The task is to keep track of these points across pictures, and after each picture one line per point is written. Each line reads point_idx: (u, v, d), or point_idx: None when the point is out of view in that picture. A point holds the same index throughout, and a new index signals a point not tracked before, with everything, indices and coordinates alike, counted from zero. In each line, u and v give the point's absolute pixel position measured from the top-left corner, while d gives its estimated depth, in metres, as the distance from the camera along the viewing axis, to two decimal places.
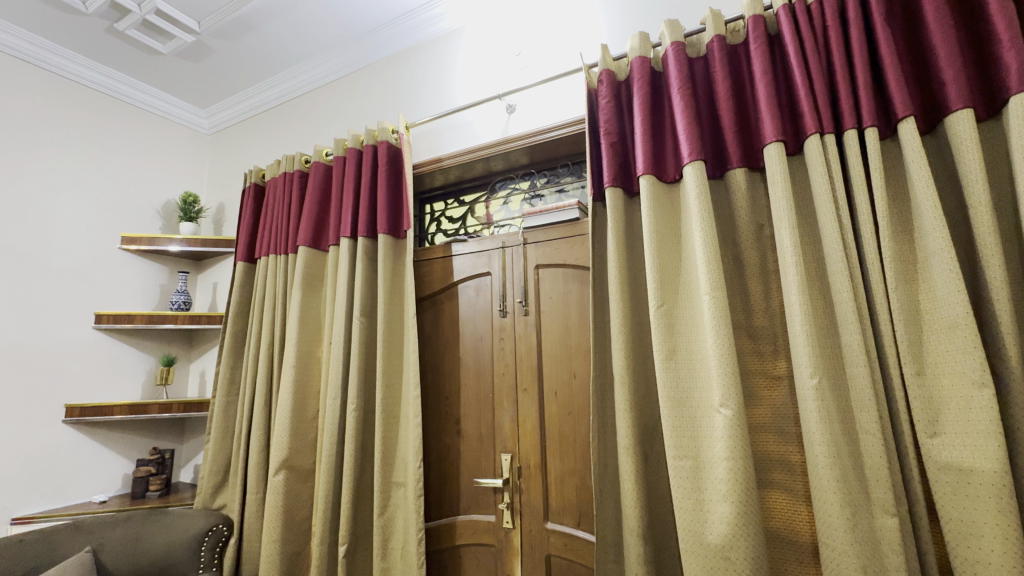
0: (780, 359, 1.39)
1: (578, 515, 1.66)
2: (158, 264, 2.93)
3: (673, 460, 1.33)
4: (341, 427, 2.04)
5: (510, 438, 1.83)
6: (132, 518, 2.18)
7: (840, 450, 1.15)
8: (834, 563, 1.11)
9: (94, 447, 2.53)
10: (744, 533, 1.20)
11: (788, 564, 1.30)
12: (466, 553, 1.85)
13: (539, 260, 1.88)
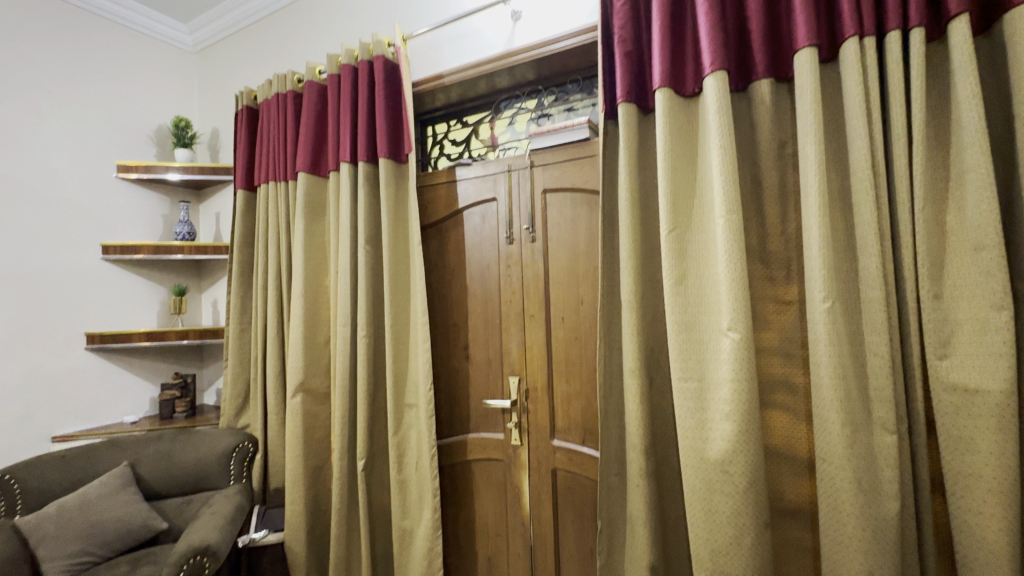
0: (792, 284, 1.37)
1: (583, 433, 1.73)
2: (157, 193, 2.87)
3: (678, 381, 1.35)
4: (352, 352, 2.10)
5: (517, 362, 1.87)
6: (163, 437, 2.32)
7: (846, 372, 1.16)
8: (829, 476, 1.16)
9: (119, 373, 2.65)
10: (744, 449, 1.24)
11: (783, 477, 1.36)
12: (477, 467, 1.96)
13: (546, 184, 1.81)
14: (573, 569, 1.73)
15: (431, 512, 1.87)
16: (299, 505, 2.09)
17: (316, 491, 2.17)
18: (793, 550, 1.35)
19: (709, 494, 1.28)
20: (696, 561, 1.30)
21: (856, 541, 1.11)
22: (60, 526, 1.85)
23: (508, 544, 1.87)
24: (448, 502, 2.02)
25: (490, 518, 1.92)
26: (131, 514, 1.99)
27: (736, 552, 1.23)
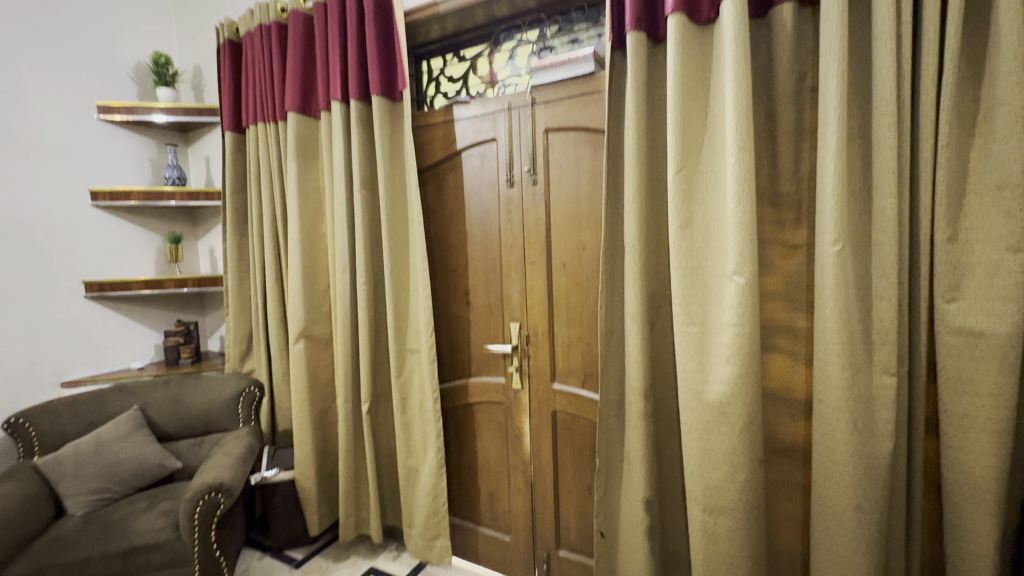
0: (801, 227, 1.33)
1: (583, 377, 1.75)
2: (143, 136, 2.75)
3: (679, 326, 1.35)
4: (352, 299, 2.09)
5: (518, 308, 1.86)
6: (171, 382, 2.35)
7: (851, 316, 1.14)
8: (825, 417, 1.18)
9: (121, 320, 2.66)
10: (743, 392, 1.25)
11: (779, 418, 1.39)
12: (478, 409, 2.01)
13: (548, 123, 1.73)
14: (572, 503, 1.81)
15: (435, 451, 1.93)
16: (307, 445, 2.16)
17: (323, 432, 2.24)
18: (784, 486, 1.40)
19: (706, 434, 1.31)
20: (691, 496, 1.35)
21: (847, 477, 1.15)
22: (77, 467, 1.93)
23: (510, 480, 1.95)
24: (451, 442, 2.08)
25: (492, 457, 1.99)
26: (145, 455, 2.06)
27: (729, 488, 1.28)
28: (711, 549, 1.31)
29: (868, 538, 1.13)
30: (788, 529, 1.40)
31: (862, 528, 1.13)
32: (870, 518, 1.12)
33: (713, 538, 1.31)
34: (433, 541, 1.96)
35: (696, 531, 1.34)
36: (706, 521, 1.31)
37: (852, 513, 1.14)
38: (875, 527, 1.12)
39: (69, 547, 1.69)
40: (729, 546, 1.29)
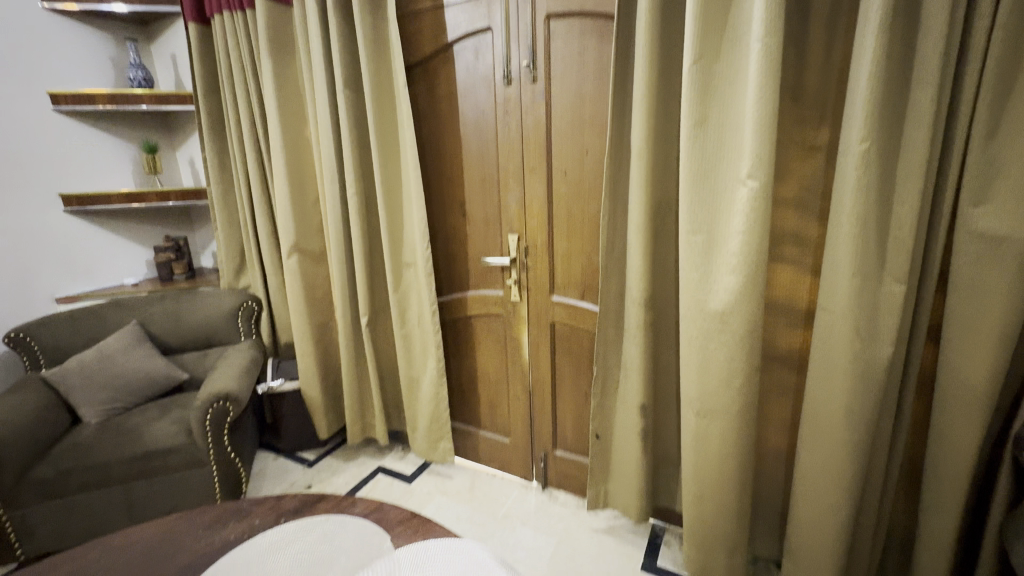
0: (824, 126, 1.22)
1: (582, 289, 1.73)
2: (98, 30, 2.47)
3: (685, 235, 1.29)
4: (344, 212, 2.01)
5: (516, 219, 1.79)
6: (167, 297, 2.33)
7: (869, 222, 1.09)
8: (827, 325, 1.17)
9: (107, 236, 2.58)
10: (747, 301, 1.23)
11: (778, 328, 1.38)
12: (477, 322, 2.02)
13: (550, 7, 1.53)
14: (569, 409, 1.88)
15: (435, 362, 1.97)
16: (309, 357, 2.20)
17: (325, 345, 2.27)
18: (777, 391, 1.44)
19: (705, 343, 1.31)
20: (686, 401, 1.39)
21: (842, 382, 1.16)
22: (85, 378, 1.97)
23: (509, 389, 2.01)
24: (451, 354, 2.11)
25: (491, 367, 2.03)
26: (151, 367, 2.10)
27: (724, 394, 1.31)
28: (702, 448, 1.38)
29: (855, 437, 1.17)
30: (776, 430, 1.47)
31: (850, 428, 1.17)
32: (860, 419, 1.15)
33: (704, 439, 1.37)
34: (437, 444, 2.07)
35: (689, 433, 1.39)
36: (699, 424, 1.36)
37: (842, 415, 1.17)
38: (864, 427, 1.16)
39: (88, 451, 1.77)
40: (719, 446, 1.35)
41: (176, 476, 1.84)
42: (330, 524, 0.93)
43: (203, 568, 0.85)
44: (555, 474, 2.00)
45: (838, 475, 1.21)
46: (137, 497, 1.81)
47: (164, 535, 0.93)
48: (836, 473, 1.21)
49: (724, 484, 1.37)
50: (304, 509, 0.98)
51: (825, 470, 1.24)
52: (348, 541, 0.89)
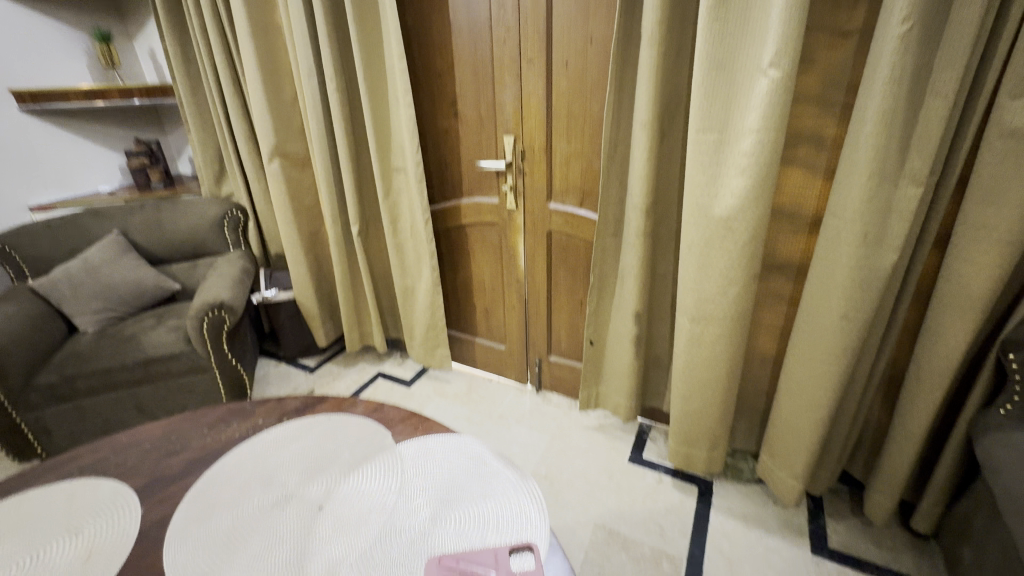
0: (860, 6, 1.08)
1: (581, 196, 1.66)
2: None
3: (695, 135, 1.21)
4: (326, 111, 1.85)
5: (512, 119, 1.66)
6: (147, 206, 2.23)
7: (895, 118, 1.01)
8: (836, 230, 1.14)
9: (72, 140, 2.39)
10: (754, 205, 1.18)
11: (781, 235, 1.35)
12: (471, 231, 1.96)
13: None
14: (564, 317, 1.90)
15: (430, 272, 1.94)
16: (302, 267, 2.16)
17: (317, 255, 2.23)
18: (772, 299, 1.44)
19: (706, 250, 1.28)
20: (682, 308, 1.39)
21: (843, 288, 1.15)
22: (75, 289, 1.94)
23: (504, 298, 2.01)
24: (446, 263, 2.08)
25: (487, 277, 2.01)
26: (140, 278, 2.06)
27: (722, 300, 1.30)
28: (694, 353, 1.40)
29: (848, 342, 1.18)
30: (766, 336, 1.49)
31: (845, 333, 1.18)
32: (856, 325, 1.16)
33: (697, 344, 1.39)
34: (434, 350, 2.11)
35: (682, 339, 1.42)
36: (694, 330, 1.38)
37: (838, 321, 1.18)
38: (858, 332, 1.17)
39: (89, 358, 1.79)
40: (711, 351, 1.37)
41: (180, 381, 1.89)
42: (332, 424, 0.96)
43: (212, 462, 0.88)
44: (549, 378, 2.07)
45: (825, 377, 1.24)
46: (145, 400, 1.88)
47: (170, 434, 0.95)
48: (823, 375, 1.25)
49: (713, 386, 1.42)
50: (306, 409, 1.01)
51: (812, 373, 1.27)
52: (352, 438, 0.92)
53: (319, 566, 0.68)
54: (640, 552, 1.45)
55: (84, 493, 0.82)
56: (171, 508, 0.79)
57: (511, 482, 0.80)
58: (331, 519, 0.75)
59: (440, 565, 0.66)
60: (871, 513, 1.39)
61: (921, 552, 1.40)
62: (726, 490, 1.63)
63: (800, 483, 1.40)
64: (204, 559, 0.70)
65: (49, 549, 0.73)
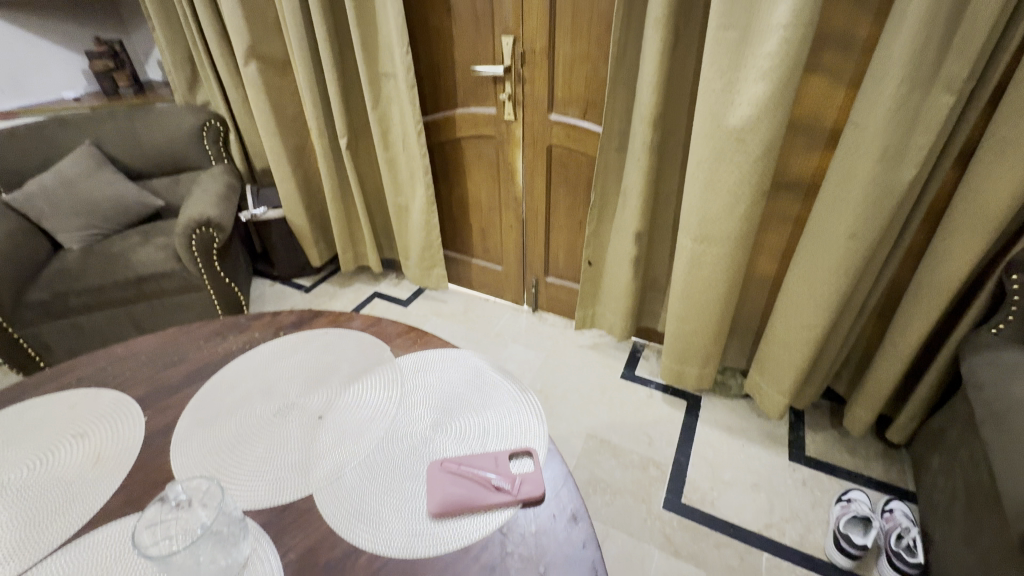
0: None
1: (584, 106, 1.55)
2: None
3: (714, 34, 1.09)
4: (303, 5, 1.66)
5: (512, 17, 1.50)
6: (117, 114, 2.06)
7: (939, 14, 0.90)
8: (855, 143, 1.08)
9: (23, 37, 2.16)
10: (772, 114, 1.10)
11: (795, 150, 1.28)
12: (467, 145, 1.86)
13: None
14: (562, 238, 1.86)
15: (424, 189, 1.87)
16: (290, 184, 2.07)
17: (305, 171, 2.12)
18: (777, 219, 1.40)
19: (716, 165, 1.21)
20: (685, 227, 1.35)
21: (854, 205, 1.11)
22: (53, 204, 1.86)
23: (501, 217, 1.96)
24: (440, 181, 1.99)
25: (483, 195, 1.94)
26: (121, 193, 1.97)
27: (727, 219, 1.26)
28: (694, 273, 1.39)
29: (852, 261, 1.17)
30: (767, 257, 1.47)
31: (850, 252, 1.16)
32: (862, 244, 1.14)
33: (698, 264, 1.37)
34: (430, 271, 2.09)
35: (683, 258, 1.39)
36: (695, 249, 1.35)
37: (845, 240, 1.15)
38: (864, 251, 1.15)
39: (78, 275, 1.76)
40: (711, 271, 1.36)
41: (175, 299, 1.88)
42: (330, 337, 0.95)
43: (211, 374, 0.88)
44: (545, 299, 2.08)
45: (823, 296, 1.24)
46: (141, 317, 1.88)
47: (166, 347, 0.94)
48: (822, 295, 1.25)
49: (710, 306, 1.42)
50: (302, 324, 0.99)
51: (811, 292, 1.27)
52: (350, 351, 0.92)
53: (325, 468, 0.70)
54: (630, 459, 1.54)
55: (85, 402, 0.83)
56: (174, 415, 0.80)
57: (509, 392, 0.81)
58: (333, 426, 0.77)
59: (443, 468, 0.68)
60: (850, 425, 1.46)
61: (891, 459, 1.50)
62: (713, 405, 1.70)
63: (786, 397, 1.45)
64: (212, 462, 0.72)
65: (57, 453, 0.74)
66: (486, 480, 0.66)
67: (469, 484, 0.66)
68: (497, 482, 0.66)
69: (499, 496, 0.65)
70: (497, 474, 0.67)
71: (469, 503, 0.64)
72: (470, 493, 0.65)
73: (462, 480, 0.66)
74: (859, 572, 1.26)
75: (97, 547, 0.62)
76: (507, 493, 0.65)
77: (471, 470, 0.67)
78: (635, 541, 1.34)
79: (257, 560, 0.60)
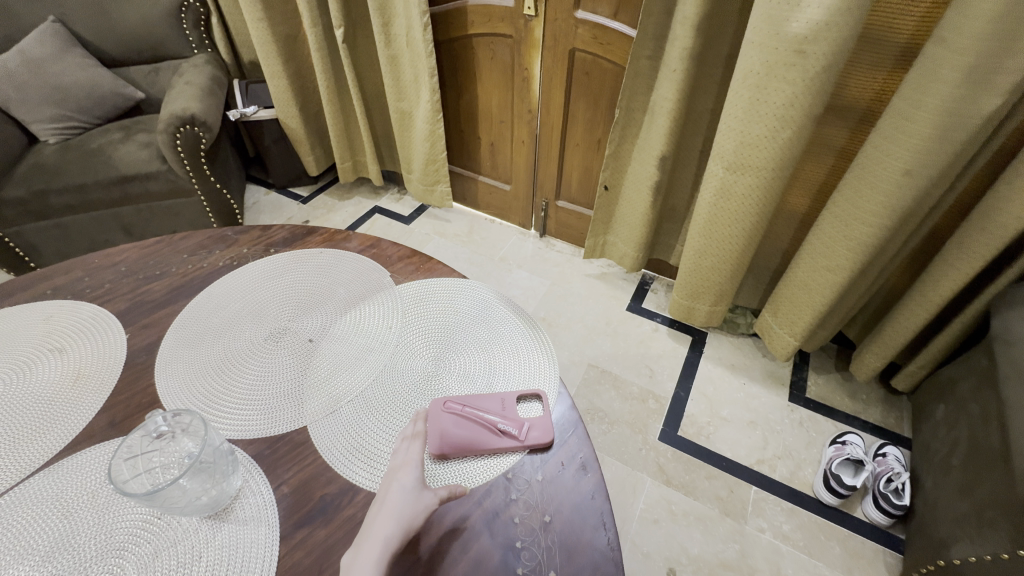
0: None
1: (617, 3, 1.33)
2: None
3: None
4: None
5: None
6: None
7: None
8: (935, 62, 0.92)
9: None
10: (842, 21, 0.93)
11: (857, 69, 1.11)
12: (479, 45, 1.64)
13: None
14: (578, 159, 1.72)
15: (429, 94, 1.68)
16: (281, 81, 1.87)
17: (297, 66, 1.91)
18: (820, 149, 1.26)
19: (765, 82, 1.05)
20: (718, 153, 1.22)
21: (917, 137, 0.98)
22: (21, 90, 1.68)
23: (513, 132, 1.79)
24: (447, 86, 1.80)
25: (495, 105, 1.76)
26: (95, 82, 1.77)
27: (768, 146, 1.13)
28: (720, 205, 1.28)
29: (900, 202, 1.06)
30: (800, 192, 1.35)
31: (901, 191, 1.05)
32: (916, 183, 1.03)
33: (726, 196, 1.26)
34: (434, 187, 1.96)
35: (711, 189, 1.28)
36: (726, 179, 1.23)
37: (897, 177, 1.04)
38: (916, 192, 1.04)
39: (57, 172, 1.64)
40: (740, 204, 1.25)
41: (164, 203, 1.77)
42: (325, 258, 0.87)
43: (197, 291, 0.81)
44: (554, 224, 1.97)
45: (860, 238, 1.15)
46: (130, 221, 1.79)
47: (147, 259, 0.86)
48: (858, 236, 1.15)
49: (732, 242, 1.33)
50: (294, 242, 0.91)
51: (846, 233, 1.17)
52: (347, 274, 0.84)
53: (320, 401, 0.66)
54: (629, 391, 1.54)
55: (62, 315, 0.77)
56: (158, 334, 0.74)
57: (519, 329, 0.75)
58: (329, 355, 0.72)
59: (445, 408, 0.63)
60: (856, 370, 1.44)
61: (891, 406, 1.50)
62: (718, 342, 1.68)
63: (797, 340, 1.41)
64: (200, 386, 0.67)
65: (35, 368, 0.70)
66: (492, 424, 0.62)
67: (474, 427, 0.61)
68: (502, 426, 0.62)
69: (505, 441, 0.61)
70: (502, 418, 0.62)
71: (473, 448, 0.60)
72: (474, 437, 0.61)
73: (465, 422, 0.62)
74: (843, 508, 1.30)
75: (80, 470, 0.59)
76: (514, 438, 0.61)
77: (476, 413, 0.62)
78: (629, 469, 1.37)
79: (249, 493, 0.57)
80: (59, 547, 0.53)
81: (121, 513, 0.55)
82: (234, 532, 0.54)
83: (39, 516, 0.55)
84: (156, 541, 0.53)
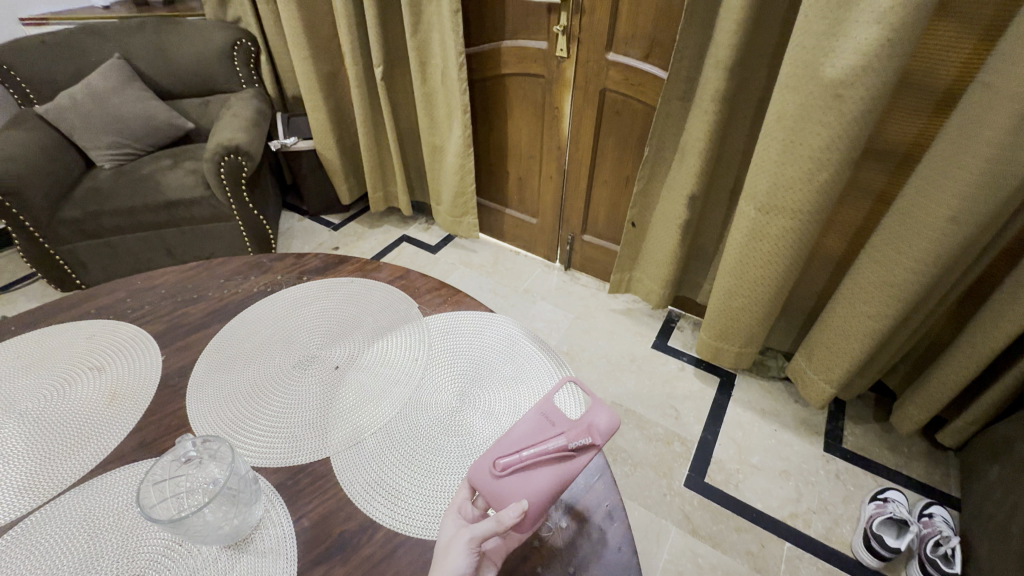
0: None
1: (648, 46, 1.36)
2: None
3: None
4: None
5: None
6: (146, 27, 1.94)
7: None
8: (982, 110, 0.91)
9: None
10: (880, 67, 0.92)
11: (897, 113, 1.10)
12: (512, 84, 1.69)
13: None
14: (605, 194, 1.73)
15: (461, 130, 1.74)
16: (322, 115, 1.96)
17: (337, 101, 2.00)
18: (857, 193, 1.24)
19: (799, 124, 1.05)
20: (750, 193, 1.21)
21: (960, 184, 0.96)
22: (83, 118, 1.80)
23: (541, 167, 1.82)
24: (480, 121, 1.85)
25: (524, 141, 1.80)
26: (150, 113, 1.89)
27: (802, 188, 1.11)
28: (752, 246, 1.26)
29: (944, 249, 1.03)
30: (835, 234, 1.32)
31: (945, 238, 1.02)
32: (962, 230, 0.99)
33: (758, 236, 1.24)
34: (462, 218, 1.99)
35: (742, 229, 1.26)
36: (758, 220, 1.22)
37: (942, 224, 1.01)
38: (961, 238, 1.00)
39: (109, 195, 1.73)
40: (773, 245, 1.22)
41: (204, 226, 1.85)
42: (355, 287, 0.89)
43: (231, 316, 0.83)
44: (580, 257, 1.97)
45: (903, 287, 1.11)
46: (172, 243, 1.86)
47: (186, 284, 0.89)
48: (898, 284, 1.11)
49: (766, 284, 1.29)
50: (326, 271, 0.93)
51: (887, 278, 1.13)
52: (375, 304, 0.86)
53: (345, 431, 0.66)
54: (654, 432, 1.49)
55: (103, 335, 0.80)
56: (192, 357, 0.76)
57: (546, 367, 0.75)
58: (354, 386, 0.72)
59: (500, 472, 0.55)
60: (899, 423, 1.36)
61: (935, 461, 1.41)
62: (748, 385, 1.62)
63: (833, 388, 1.35)
64: (229, 411, 0.68)
65: (75, 385, 0.72)
66: (562, 448, 0.56)
67: (546, 466, 0.56)
68: (573, 443, 0.57)
69: (585, 455, 0.56)
70: (566, 436, 0.57)
71: (564, 484, 0.55)
72: (554, 475, 0.55)
73: (533, 469, 0.55)
74: (885, 571, 1.21)
75: (109, 491, 0.60)
76: (590, 448, 0.56)
77: (537, 451, 0.56)
78: (653, 516, 1.31)
79: (269, 524, 0.58)
80: (82, 568, 0.53)
81: (144, 536, 0.56)
82: (253, 564, 0.54)
83: (65, 537, 0.56)
84: (176, 568, 0.54)
